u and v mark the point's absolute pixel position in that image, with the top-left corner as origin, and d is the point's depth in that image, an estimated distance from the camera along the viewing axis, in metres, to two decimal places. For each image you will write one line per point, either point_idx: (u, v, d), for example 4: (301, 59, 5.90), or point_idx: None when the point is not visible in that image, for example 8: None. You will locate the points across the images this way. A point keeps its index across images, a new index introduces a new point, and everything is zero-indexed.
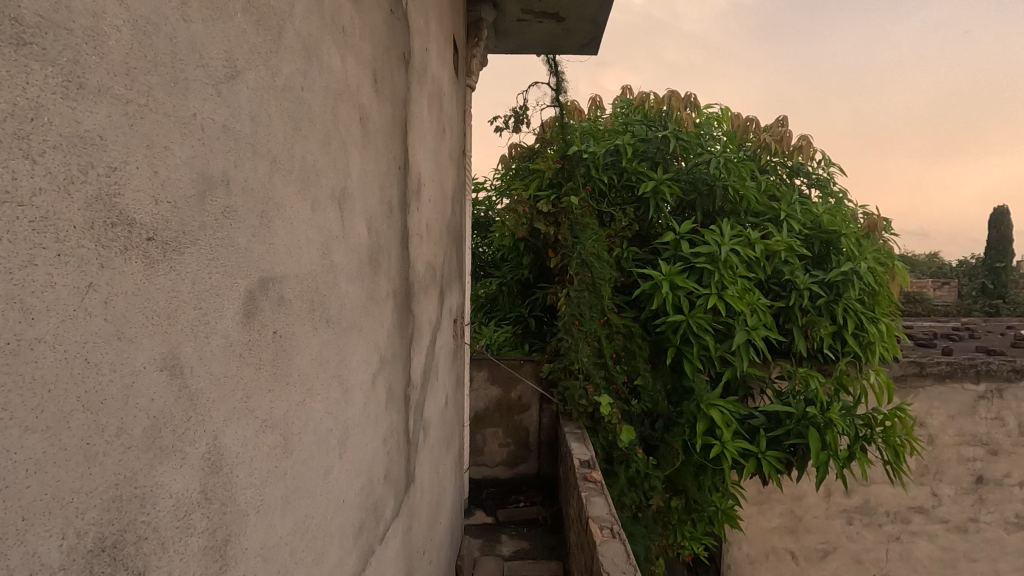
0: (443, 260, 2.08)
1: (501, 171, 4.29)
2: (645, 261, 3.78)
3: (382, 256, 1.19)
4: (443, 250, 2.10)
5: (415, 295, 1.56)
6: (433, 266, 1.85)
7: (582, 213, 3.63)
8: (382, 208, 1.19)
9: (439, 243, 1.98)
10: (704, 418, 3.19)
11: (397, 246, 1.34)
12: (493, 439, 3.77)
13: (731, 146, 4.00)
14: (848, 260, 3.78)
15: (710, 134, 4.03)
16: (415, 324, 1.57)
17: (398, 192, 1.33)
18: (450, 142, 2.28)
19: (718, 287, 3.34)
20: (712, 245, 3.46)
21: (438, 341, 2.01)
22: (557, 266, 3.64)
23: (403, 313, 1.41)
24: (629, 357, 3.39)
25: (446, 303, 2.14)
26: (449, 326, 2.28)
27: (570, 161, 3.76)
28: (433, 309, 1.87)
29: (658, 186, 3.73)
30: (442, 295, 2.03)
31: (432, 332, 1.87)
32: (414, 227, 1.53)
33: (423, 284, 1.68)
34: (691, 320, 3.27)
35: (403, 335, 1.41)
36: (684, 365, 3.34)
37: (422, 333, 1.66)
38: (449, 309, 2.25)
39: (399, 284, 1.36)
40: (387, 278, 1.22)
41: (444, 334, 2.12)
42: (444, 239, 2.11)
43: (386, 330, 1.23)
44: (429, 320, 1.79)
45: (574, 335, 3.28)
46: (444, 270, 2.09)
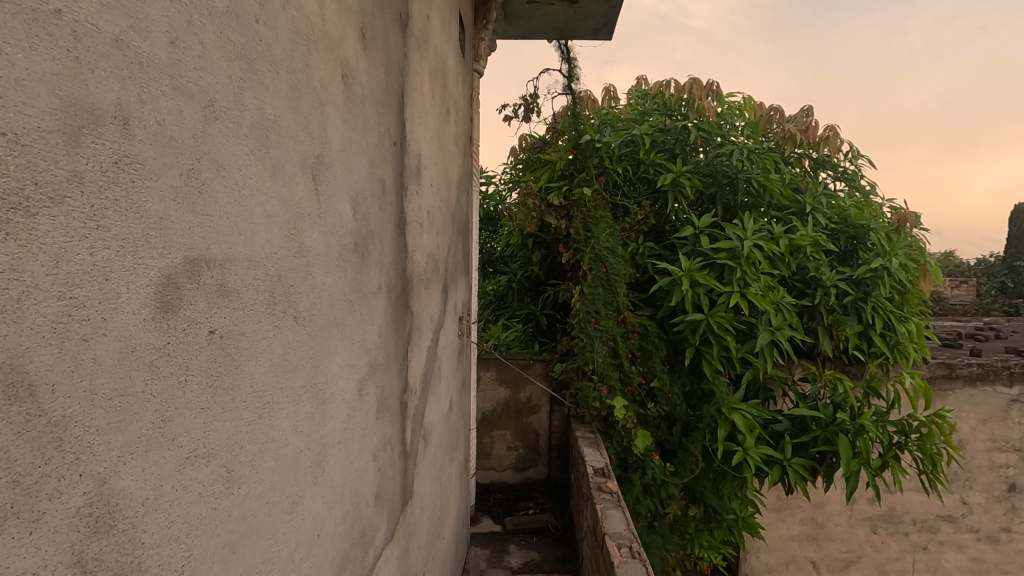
0: (447, 253, 1.92)
1: (511, 164, 4.13)
2: (662, 257, 3.61)
3: (372, 243, 1.02)
4: (448, 243, 1.94)
5: (414, 290, 1.39)
6: (436, 260, 1.69)
7: (595, 206, 3.46)
8: (374, 189, 1.03)
9: (443, 234, 1.82)
10: (725, 423, 3.00)
11: (392, 233, 1.17)
12: (501, 442, 3.62)
13: (754, 136, 3.80)
14: (878, 256, 3.58)
15: (733, 123, 3.80)
16: (415, 323, 1.40)
17: (393, 172, 1.17)
18: (456, 128, 2.12)
19: (740, 285, 3.16)
20: (734, 240, 3.27)
21: (442, 341, 1.85)
22: (569, 262, 3.47)
23: (400, 310, 1.25)
24: (646, 357, 3.21)
25: (449, 298, 1.97)
26: (455, 324, 2.12)
27: (584, 151, 3.58)
28: (436, 306, 1.70)
29: (677, 178, 3.55)
30: (445, 291, 1.87)
31: (435, 330, 1.71)
32: (412, 212, 1.37)
33: (424, 278, 1.52)
34: (712, 319, 3.08)
35: (400, 335, 1.24)
36: (704, 366, 3.16)
37: (422, 333, 1.50)
38: (453, 307, 2.09)
39: (394, 277, 1.19)
40: (378, 269, 1.06)
41: (448, 333, 1.95)
42: (448, 231, 1.95)
43: (378, 329, 1.07)
44: (431, 319, 1.62)
45: (587, 334, 3.11)
46: (449, 264, 1.93)
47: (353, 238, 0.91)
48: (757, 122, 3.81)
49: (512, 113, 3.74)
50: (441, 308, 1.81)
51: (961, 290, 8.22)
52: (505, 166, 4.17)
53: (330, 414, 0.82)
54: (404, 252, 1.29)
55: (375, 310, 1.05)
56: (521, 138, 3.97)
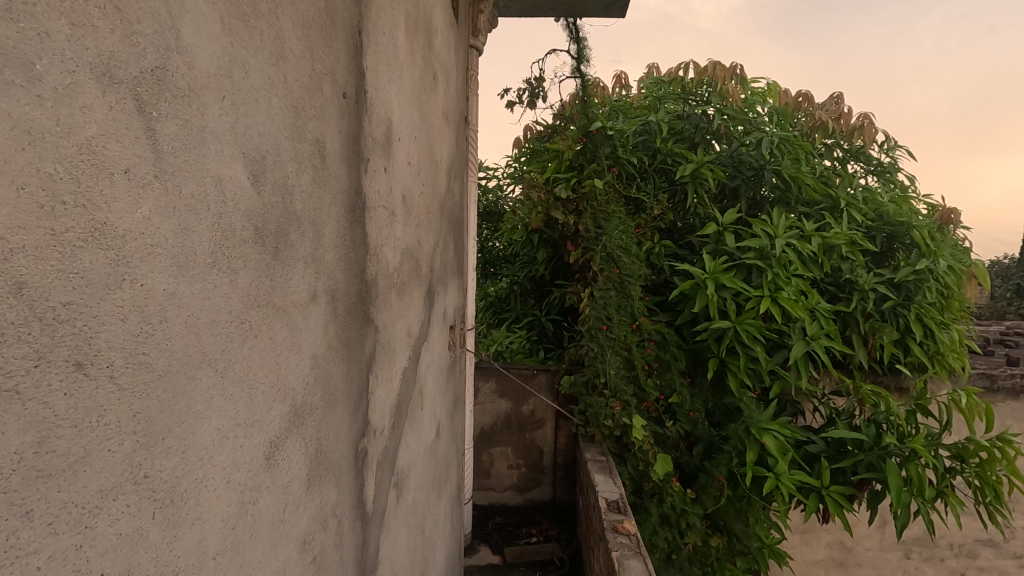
0: (432, 250, 1.59)
1: (515, 155, 3.80)
2: (680, 257, 3.28)
3: (296, 229, 0.68)
4: (434, 239, 1.60)
5: (380, 298, 1.06)
6: (415, 259, 1.35)
7: (607, 199, 3.13)
8: (300, 154, 0.70)
9: (426, 229, 1.49)
10: (754, 444, 2.66)
11: (339, 220, 0.83)
12: (501, 460, 3.29)
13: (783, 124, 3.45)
14: (921, 257, 3.22)
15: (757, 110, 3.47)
16: (381, 342, 1.07)
17: (339, 136, 0.83)
18: (446, 102, 1.78)
19: (771, 289, 2.82)
20: (763, 238, 2.94)
21: (427, 359, 1.51)
22: (578, 261, 3.14)
23: (353, 328, 0.91)
24: (664, 369, 2.87)
25: (436, 305, 1.64)
26: (444, 338, 1.79)
27: (595, 139, 3.25)
28: (416, 318, 1.37)
29: (698, 169, 3.22)
30: (430, 298, 1.54)
31: (416, 348, 1.37)
32: (377, 196, 1.03)
33: (399, 282, 1.19)
34: (740, 327, 2.75)
35: (353, 363, 0.91)
36: (729, 380, 2.83)
37: (394, 354, 1.17)
38: (442, 316, 1.76)
39: (343, 284, 0.86)
40: (309, 271, 0.72)
41: (434, 349, 1.62)
42: (435, 225, 1.63)
43: (310, 361, 0.74)
44: (409, 335, 1.29)
45: (599, 343, 2.78)
46: (434, 265, 1.60)
47: (251, 222, 0.58)
48: (786, 108, 3.45)
49: (516, 98, 3.40)
50: (424, 320, 1.48)
51: (978, 291, 7.80)
52: (509, 157, 3.84)
53: (195, 512, 0.49)
54: (362, 247, 0.95)
55: (304, 333, 0.72)
56: (526, 129, 3.63)
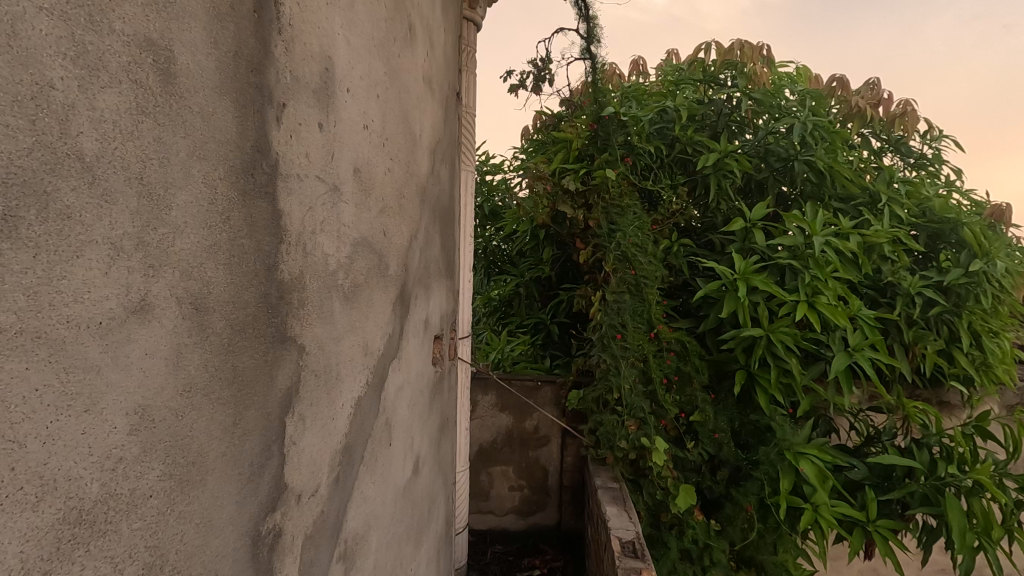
0: (410, 243, 1.29)
1: (522, 147, 3.49)
2: (698, 257, 2.97)
3: (75, 166, 0.49)
4: (413, 229, 1.32)
5: (308, 299, 0.78)
6: (379, 253, 1.05)
7: (621, 192, 2.81)
8: (72, 64, 0.49)
9: (401, 217, 1.19)
10: (789, 471, 2.33)
11: (203, 185, 0.61)
12: (501, 481, 3.00)
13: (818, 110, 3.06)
14: (974, 258, 2.86)
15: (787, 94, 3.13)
16: (309, 362, 0.78)
17: (213, 62, 0.62)
18: (430, 66, 1.49)
19: (808, 293, 2.50)
20: (797, 235, 2.62)
21: (399, 379, 1.21)
22: (588, 261, 2.85)
23: (230, 347, 0.65)
24: (684, 383, 2.56)
25: (413, 312, 1.34)
26: (428, 349, 1.51)
27: (608, 125, 2.96)
28: (382, 331, 1.08)
29: (722, 159, 2.90)
30: (406, 305, 1.25)
31: (382, 369, 1.08)
32: (290, 159, 0.73)
33: (351, 283, 0.90)
34: (773, 335, 2.43)
35: (226, 397, 0.64)
36: (758, 396, 2.51)
37: (340, 380, 0.87)
38: (424, 326, 1.47)
39: (207, 279, 0.62)
40: (110, 251, 0.52)
41: (412, 365, 1.33)
42: (414, 214, 1.33)
43: (81, 403, 0.50)
44: (369, 352, 1.00)
45: (612, 354, 2.47)
46: (411, 263, 1.31)
47: None
48: (819, 91, 3.10)
49: (519, 82, 3.10)
50: (395, 332, 1.18)
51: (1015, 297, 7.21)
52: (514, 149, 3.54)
53: None
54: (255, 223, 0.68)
55: (65, 355, 0.48)
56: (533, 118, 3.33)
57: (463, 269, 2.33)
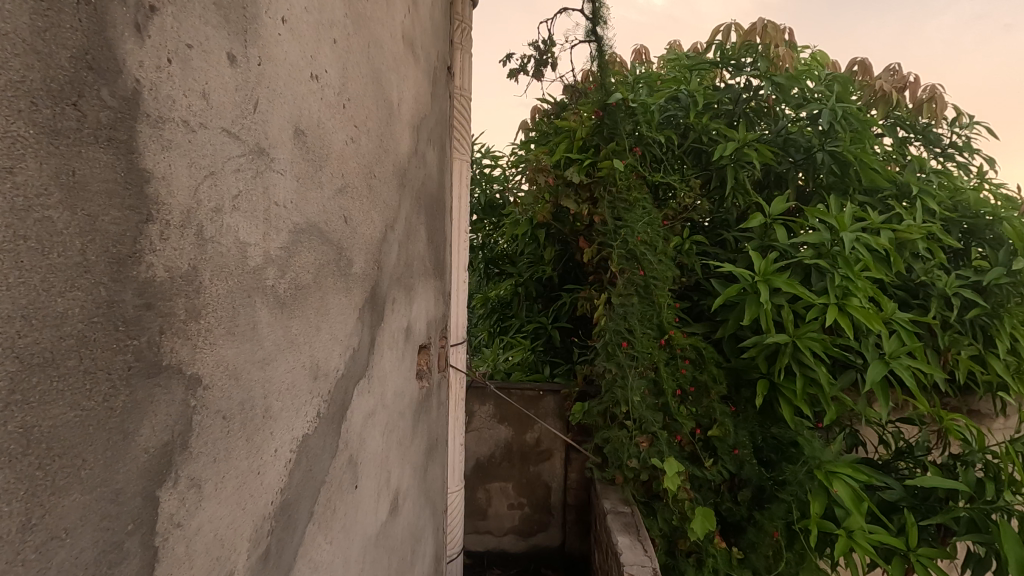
0: (383, 233, 1.04)
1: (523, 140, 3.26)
2: (711, 256, 2.74)
3: None
4: (389, 217, 1.08)
5: (209, 302, 0.55)
6: (336, 245, 0.81)
7: (629, 183, 2.57)
8: None
9: (369, 201, 0.96)
10: (820, 493, 2.09)
11: None
12: (500, 498, 2.77)
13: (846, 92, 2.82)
14: (1014, 256, 2.62)
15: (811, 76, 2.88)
16: (205, 392, 0.54)
17: None
18: (411, 23, 1.24)
19: (838, 295, 2.26)
20: (823, 231, 2.38)
21: (367, 403, 0.98)
22: (593, 260, 2.61)
23: (16, 392, 0.39)
24: (699, 394, 2.33)
25: (388, 319, 1.10)
26: (410, 362, 1.28)
27: (614, 113, 2.69)
28: (342, 346, 0.84)
29: (739, 148, 2.67)
30: (377, 311, 1.01)
31: (342, 393, 0.84)
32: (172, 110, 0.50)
33: (282, 285, 0.67)
34: (799, 342, 2.20)
35: (7, 477, 0.38)
36: (781, 408, 2.28)
37: (264, 415, 0.63)
38: (405, 336, 1.22)
39: None
40: None
41: (388, 384, 1.09)
42: (390, 199, 1.09)
43: None
44: (319, 373, 0.76)
45: (619, 363, 2.23)
46: (384, 259, 1.06)
47: None
48: (846, 75, 2.82)
49: (519, 67, 2.88)
50: (362, 344, 0.94)
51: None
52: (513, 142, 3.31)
53: None
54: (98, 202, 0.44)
55: None
56: (534, 109, 3.10)
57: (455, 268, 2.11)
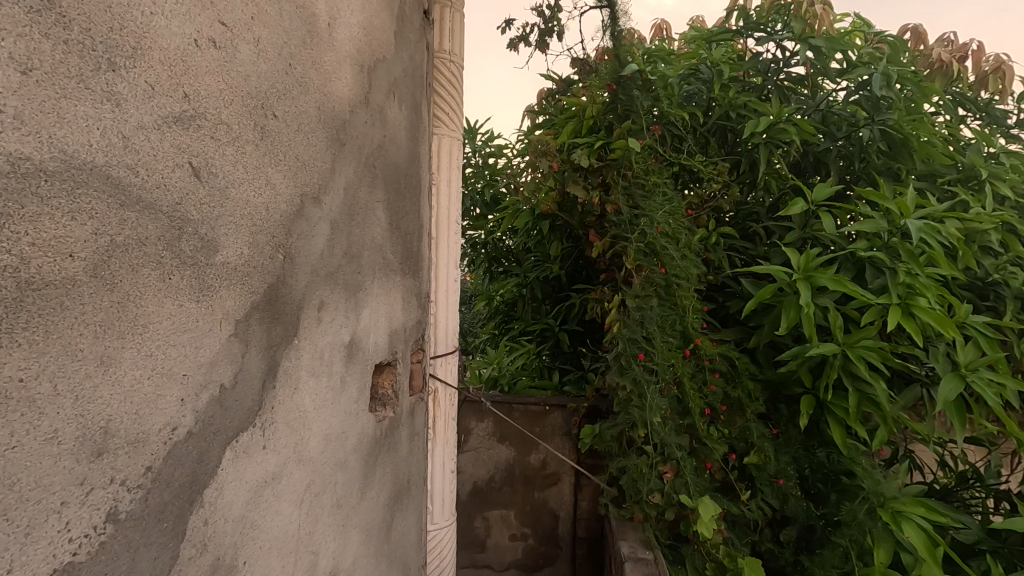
0: (277, 202, 0.72)
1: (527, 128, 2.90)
2: (741, 251, 2.36)
3: None
4: (301, 185, 0.76)
5: None
6: (127, 189, 0.53)
7: (647, 165, 2.19)
8: None
9: (241, 139, 0.66)
10: (885, 536, 1.71)
11: None
12: (501, 528, 2.42)
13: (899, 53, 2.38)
14: None
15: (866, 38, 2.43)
16: None
17: None
18: None
19: (901, 293, 1.85)
20: (877, 218, 1.96)
21: (247, 466, 0.67)
22: (606, 255, 2.24)
23: None
24: (731, 413, 1.97)
25: (306, 336, 0.77)
26: (360, 389, 0.94)
27: (629, 86, 2.31)
28: (171, 348, 0.58)
29: (774, 125, 2.28)
30: (275, 320, 0.71)
31: (167, 436, 0.57)
32: None
33: None
34: (852, 352, 1.78)
35: None
36: (830, 429, 1.88)
37: None
38: (337, 351, 0.85)
39: None
40: None
41: (299, 424, 0.76)
42: (304, 155, 0.77)
43: None
44: (78, 396, 0.49)
45: (634, 379, 1.88)
46: (288, 242, 0.74)
47: None
48: (900, 37, 2.39)
49: (520, 36, 2.53)
50: (228, 359, 0.65)
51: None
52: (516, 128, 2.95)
53: None
54: None
55: None
56: (539, 96, 2.74)
57: (432, 262, 1.82)
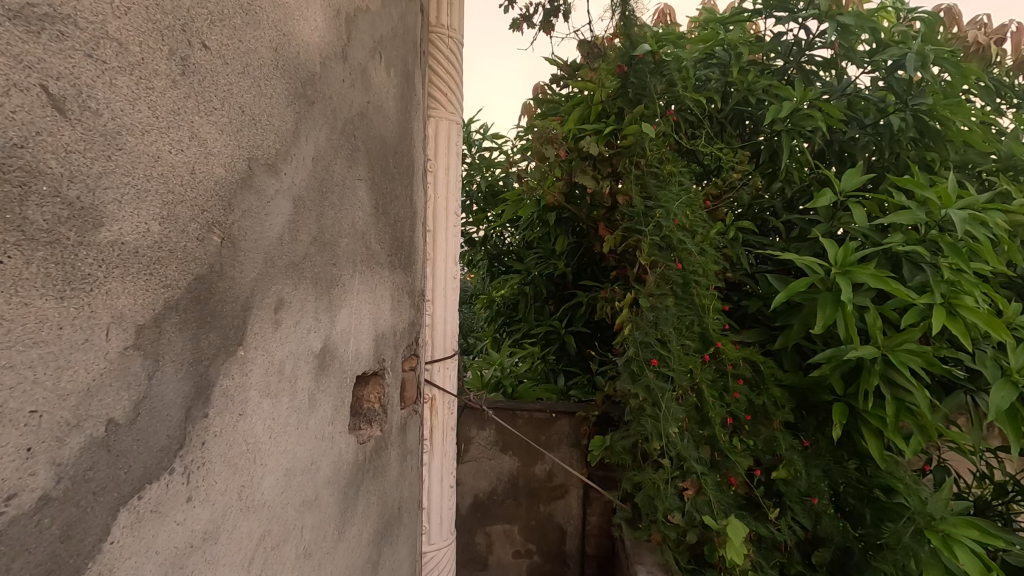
0: (208, 163, 0.57)
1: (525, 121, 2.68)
2: (760, 247, 2.18)
3: None
4: (245, 143, 0.62)
5: None
6: None
7: (661, 153, 2.02)
8: None
9: (149, 73, 0.51)
10: (934, 562, 1.55)
11: None
12: (504, 544, 2.25)
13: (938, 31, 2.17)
14: None
15: (898, 20, 2.25)
16: None
17: None
18: None
19: (946, 291, 1.66)
20: (915, 209, 1.76)
21: (158, 529, 0.52)
22: (616, 250, 2.07)
23: None
24: (754, 424, 1.80)
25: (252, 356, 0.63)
26: (311, 401, 0.75)
27: (642, 68, 2.14)
28: (5, 373, 0.40)
29: (798, 110, 2.09)
30: (204, 325, 0.57)
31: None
32: None
33: None
34: (893, 357, 1.58)
35: None
36: (866, 441, 1.69)
37: None
38: (306, 356, 0.73)
39: None
40: None
41: (242, 459, 0.62)
42: (250, 106, 0.63)
43: None
44: None
45: (647, 387, 1.71)
46: (225, 219, 0.60)
47: None
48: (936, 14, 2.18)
49: (522, 17, 2.35)
50: (122, 381, 0.49)
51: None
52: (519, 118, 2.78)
53: None
54: None
55: None
56: (543, 84, 2.54)
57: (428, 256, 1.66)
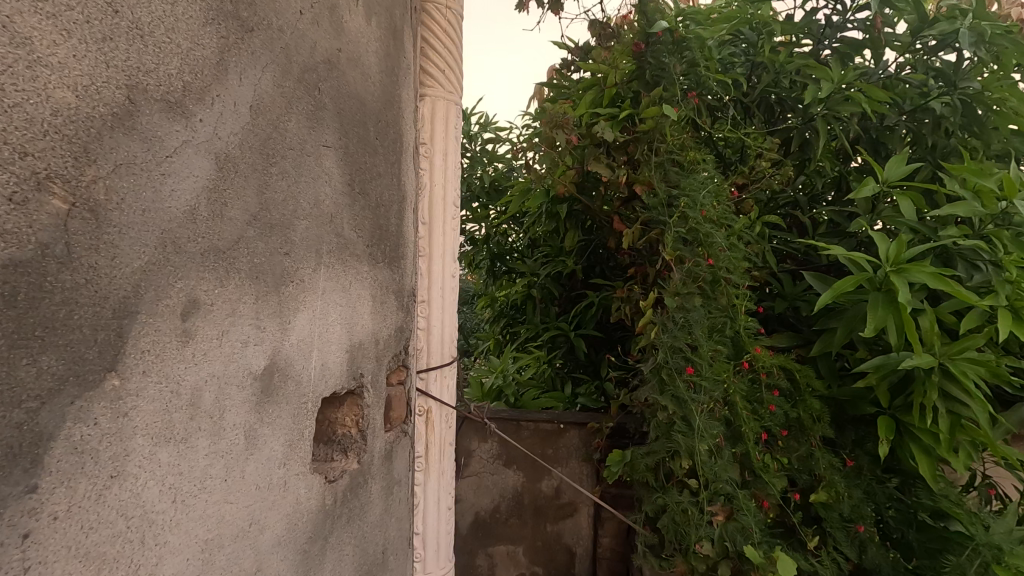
0: (41, 78, 0.45)
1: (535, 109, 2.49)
2: (786, 243, 1.99)
3: None
4: (117, 63, 0.51)
5: None
6: None
7: (683, 139, 1.83)
8: None
9: None
10: None
11: None
12: (507, 567, 2.06)
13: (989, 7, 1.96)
14: None
15: None
16: None
17: None
18: None
19: (1009, 293, 1.47)
20: (970, 199, 1.54)
21: None
22: (633, 245, 1.88)
23: None
24: (790, 439, 1.61)
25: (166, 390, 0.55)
26: (247, 438, 0.66)
27: (658, 47, 1.94)
28: None
29: (835, 94, 1.90)
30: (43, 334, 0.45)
31: None
32: None
33: None
34: (953, 367, 1.37)
35: None
36: (914, 461, 1.49)
37: None
38: (240, 379, 0.64)
39: None
40: None
41: (88, 539, 0.48)
42: (128, 9, 0.52)
43: None
44: None
45: (675, 398, 1.52)
46: (78, 175, 0.48)
47: None
48: None
49: None
50: None
51: None
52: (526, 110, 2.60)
53: None
54: None
55: None
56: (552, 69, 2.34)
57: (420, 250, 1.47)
